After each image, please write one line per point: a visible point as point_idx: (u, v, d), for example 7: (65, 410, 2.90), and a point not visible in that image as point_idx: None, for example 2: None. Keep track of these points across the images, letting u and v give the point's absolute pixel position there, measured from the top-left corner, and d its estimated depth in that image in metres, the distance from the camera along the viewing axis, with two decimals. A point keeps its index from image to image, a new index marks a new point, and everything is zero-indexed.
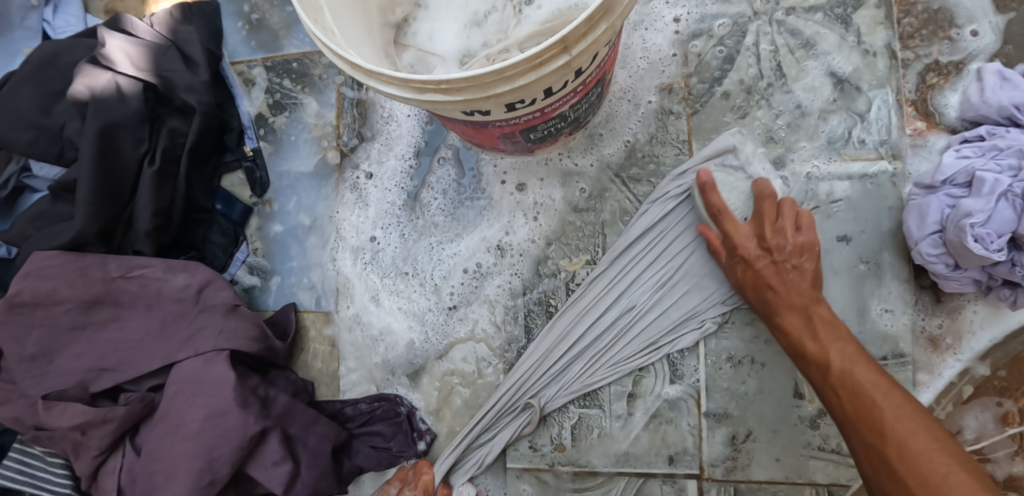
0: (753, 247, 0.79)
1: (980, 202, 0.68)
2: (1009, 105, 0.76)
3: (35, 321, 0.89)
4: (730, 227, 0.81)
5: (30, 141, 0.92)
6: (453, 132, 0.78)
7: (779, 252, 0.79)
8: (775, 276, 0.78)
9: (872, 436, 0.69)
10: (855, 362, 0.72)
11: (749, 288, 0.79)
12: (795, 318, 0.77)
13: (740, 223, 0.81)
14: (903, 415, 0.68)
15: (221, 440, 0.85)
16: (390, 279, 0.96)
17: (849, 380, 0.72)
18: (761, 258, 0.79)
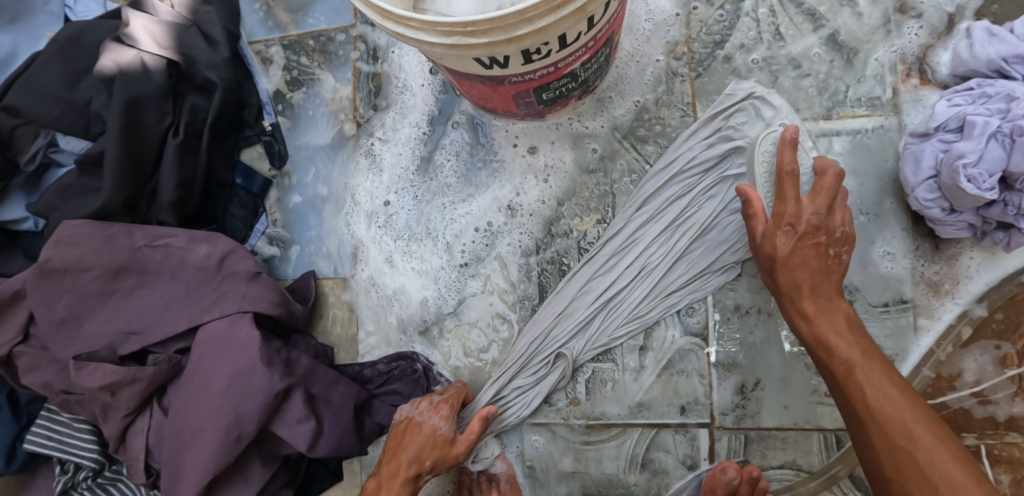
0: (805, 214, 0.78)
1: (971, 144, 0.72)
2: (997, 58, 0.80)
3: (64, 287, 0.92)
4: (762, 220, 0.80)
5: (57, 116, 0.96)
6: (472, 91, 0.82)
7: (828, 253, 0.78)
8: (801, 275, 0.77)
9: (897, 439, 0.69)
10: (883, 381, 0.71)
11: (782, 285, 0.79)
12: (836, 330, 0.76)
13: (788, 183, 0.78)
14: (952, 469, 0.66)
15: (248, 397, 0.87)
16: (403, 241, 0.99)
17: (881, 396, 0.71)
18: (810, 234, 0.78)
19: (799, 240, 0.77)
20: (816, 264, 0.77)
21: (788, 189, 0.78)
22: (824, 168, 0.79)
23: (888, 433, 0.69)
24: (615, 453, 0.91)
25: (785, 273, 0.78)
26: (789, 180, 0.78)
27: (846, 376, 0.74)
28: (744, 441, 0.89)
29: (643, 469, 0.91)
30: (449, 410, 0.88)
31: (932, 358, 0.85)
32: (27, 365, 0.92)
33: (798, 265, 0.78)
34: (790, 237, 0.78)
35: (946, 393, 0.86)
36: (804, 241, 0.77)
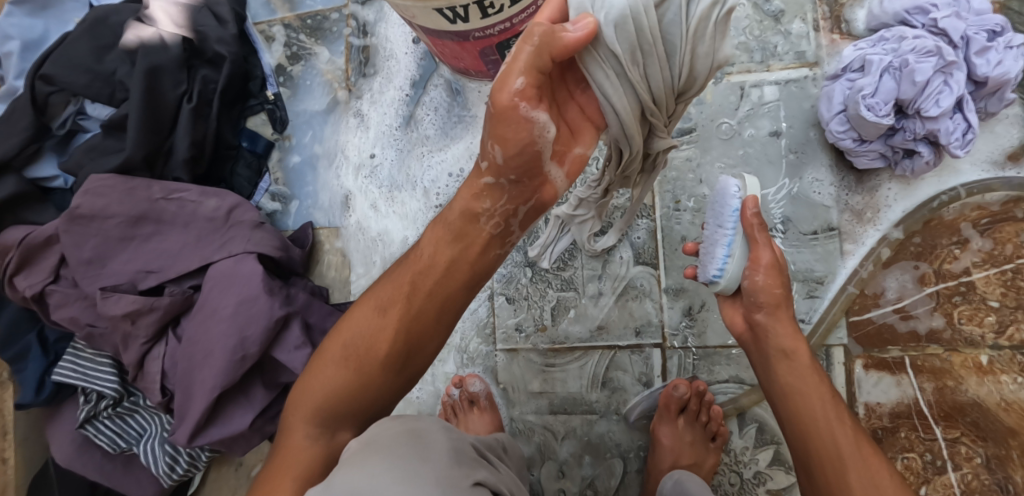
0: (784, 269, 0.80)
1: (870, 78, 0.83)
2: (901, 11, 0.92)
3: (91, 231, 1.05)
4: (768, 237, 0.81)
5: (86, 83, 1.10)
6: (444, 50, 0.95)
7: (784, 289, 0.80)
8: (773, 294, 0.79)
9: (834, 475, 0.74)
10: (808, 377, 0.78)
11: (767, 307, 0.80)
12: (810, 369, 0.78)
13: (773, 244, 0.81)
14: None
15: (252, 322, 0.99)
16: (386, 189, 1.13)
17: (849, 454, 0.74)
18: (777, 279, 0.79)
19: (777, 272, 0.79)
20: (775, 301, 0.79)
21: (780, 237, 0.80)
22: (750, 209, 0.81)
23: (835, 469, 0.74)
24: (578, 373, 1.02)
25: (770, 310, 0.80)
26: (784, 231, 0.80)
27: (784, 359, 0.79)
28: (692, 358, 0.99)
29: (603, 387, 1.01)
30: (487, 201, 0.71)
31: (857, 277, 0.96)
32: (57, 302, 1.05)
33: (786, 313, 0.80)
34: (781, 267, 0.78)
35: (871, 309, 0.96)
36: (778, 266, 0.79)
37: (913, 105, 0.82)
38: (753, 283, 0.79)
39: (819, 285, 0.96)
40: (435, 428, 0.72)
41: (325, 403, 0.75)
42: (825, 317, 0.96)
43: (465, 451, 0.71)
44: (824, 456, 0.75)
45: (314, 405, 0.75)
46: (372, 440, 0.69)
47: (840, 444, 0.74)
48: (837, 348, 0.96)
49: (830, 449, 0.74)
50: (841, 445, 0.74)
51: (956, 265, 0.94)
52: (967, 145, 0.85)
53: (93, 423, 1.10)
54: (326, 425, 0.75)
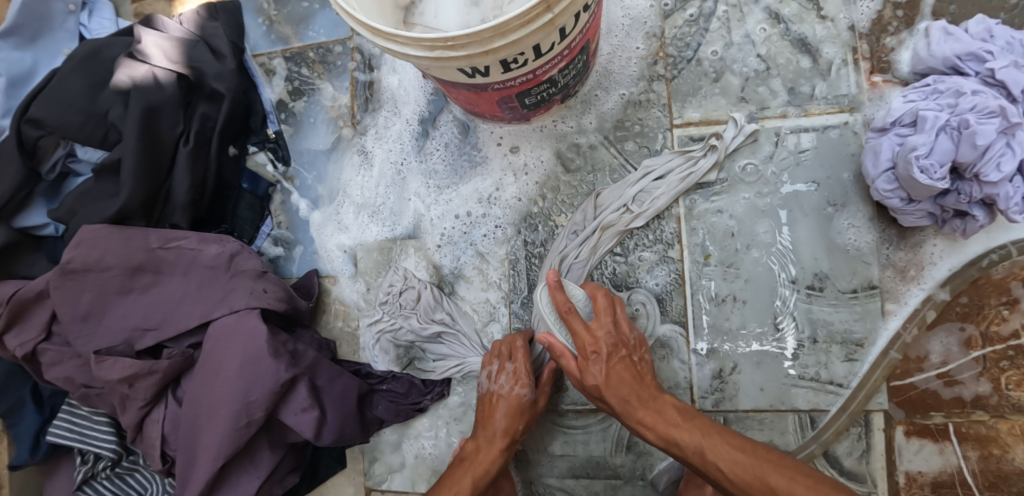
0: (617, 334, 0.87)
1: (924, 137, 0.77)
2: (951, 56, 0.85)
3: (85, 285, 0.99)
4: (578, 322, 0.87)
5: (79, 125, 1.03)
6: (458, 98, 0.88)
7: (633, 359, 0.87)
8: (626, 372, 0.85)
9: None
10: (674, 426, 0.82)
11: (607, 391, 0.85)
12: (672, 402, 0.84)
13: (594, 322, 0.87)
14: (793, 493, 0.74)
15: (257, 385, 0.93)
16: (388, 233, 1.07)
17: (739, 471, 0.77)
18: (614, 353, 0.86)
19: (608, 361, 0.85)
20: (635, 379, 0.85)
21: (603, 308, 0.88)
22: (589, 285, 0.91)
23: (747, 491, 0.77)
24: (601, 436, 0.97)
25: (610, 392, 0.85)
26: (604, 301, 0.88)
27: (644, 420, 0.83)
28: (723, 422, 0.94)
29: (628, 450, 0.96)
30: (524, 377, 0.92)
31: (899, 340, 0.90)
32: (50, 360, 0.99)
33: (618, 384, 0.85)
34: (608, 348, 0.86)
35: (913, 374, 0.90)
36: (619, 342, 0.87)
37: (972, 169, 0.76)
38: (596, 375, 0.85)
39: (858, 347, 0.91)
40: None
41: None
42: (865, 381, 0.91)
43: None
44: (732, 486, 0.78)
45: None
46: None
47: (729, 469, 0.78)
48: (876, 413, 0.91)
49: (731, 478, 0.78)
50: (727, 465, 0.78)
51: (1005, 327, 0.89)
52: None
53: (90, 483, 1.04)
54: None
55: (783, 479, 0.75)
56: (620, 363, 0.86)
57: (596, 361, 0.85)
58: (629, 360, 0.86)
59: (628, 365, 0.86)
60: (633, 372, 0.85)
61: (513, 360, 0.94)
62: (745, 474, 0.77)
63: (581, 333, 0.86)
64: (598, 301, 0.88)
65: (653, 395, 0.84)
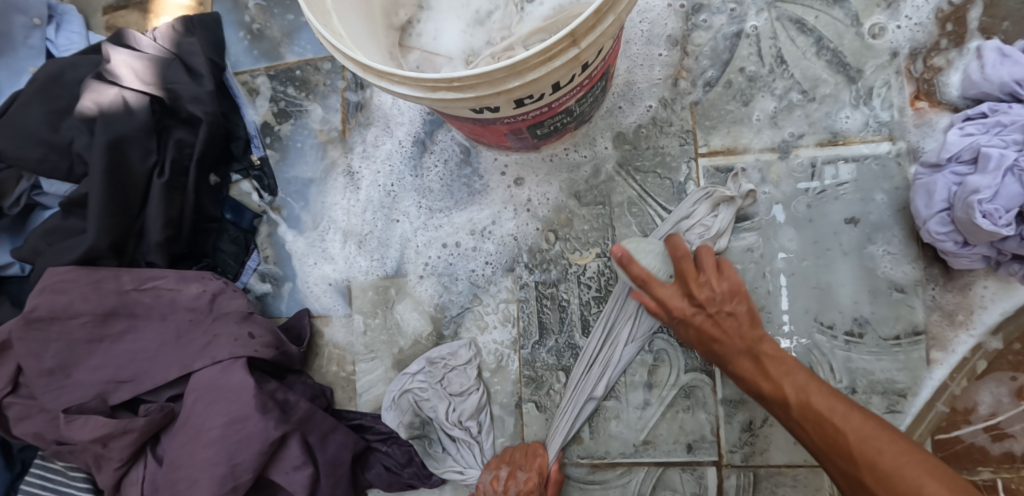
0: (701, 295, 0.76)
1: (985, 179, 0.69)
2: (1010, 81, 0.77)
3: (52, 335, 0.90)
4: (665, 286, 0.78)
5: (39, 158, 0.93)
6: (462, 130, 0.79)
7: (709, 313, 0.76)
8: (713, 328, 0.76)
9: (845, 464, 0.66)
10: (809, 393, 0.70)
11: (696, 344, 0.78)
12: (767, 348, 0.75)
13: (671, 286, 0.78)
14: (865, 435, 0.65)
15: (243, 445, 0.85)
16: (376, 262, 0.98)
17: (812, 411, 0.69)
18: (698, 313, 0.76)
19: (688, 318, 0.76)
20: (694, 333, 0.77)
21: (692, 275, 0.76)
22: (700, 248, 0.79)
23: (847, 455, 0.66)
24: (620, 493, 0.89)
25: (697, 332, 0.77)
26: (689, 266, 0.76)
27: (802, 402, 0.70)
28: (753, 478, 0.86)
29: None
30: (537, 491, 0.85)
31: (946, 391, 0.83)
32: (17, 415, 0.90)
33: (724, 322, 0.76)
34: (691, 311, 0.76)
35: (960, 427, 0.83)
36: (720, 307, 0.75)
37: None
38: (679, 326, 0.79)
39: (901, 398, 0.83)
40: None
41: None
42: (909, 434, 0.83)
43: None
44: (815, 445, 0.69)
45: None
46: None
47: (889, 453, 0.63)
48: None
49: (833, 454, 0.67)
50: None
51: None
52: None
53: None
54: None
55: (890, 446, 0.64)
56: (704, 323, 0.76)
57: (677, 322, 0.78)
58: (716, 318, 0.76)
59: (719, 323, 0.76)
60: (742, 326, 0.75)
61: (526, 467, 0.87)
62: (863, 442, 0.65)
63: (670, 299, 0.77)
64: (686, 264, 0.76)
65: (755, 342, 0.75)
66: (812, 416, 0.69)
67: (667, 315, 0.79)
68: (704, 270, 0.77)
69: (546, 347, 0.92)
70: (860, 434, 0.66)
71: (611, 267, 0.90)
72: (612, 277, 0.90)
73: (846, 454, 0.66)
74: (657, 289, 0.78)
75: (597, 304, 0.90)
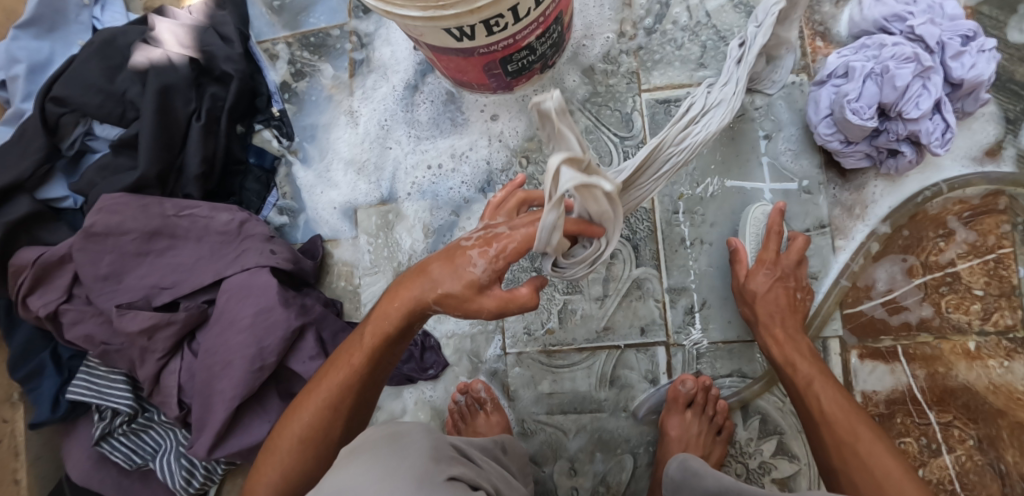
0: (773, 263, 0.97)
1: (854, 84, 0.88)
2: (879, 19, 0.97)
3: (107, 247, 1.06)
4: (766, 255, 0.98)
5: (97, 104, 1.11)
6: (449, 65, 0.99)
7: (795, 295, 0.96)
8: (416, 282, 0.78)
9: (834, 435, 0.84)
10: (815, 380, 0.88)
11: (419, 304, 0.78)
12: (778, 334, 0.94)
13: (767, 255, 0.98)
14: (840, 407, 0.85)
15: (270, 332, 1.01)
16: (369, 182, 1.18)
17: (812, 391, 0.88)
18: (774, 279, 0.96)
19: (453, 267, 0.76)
20: (785, 302, 0.95)
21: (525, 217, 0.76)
22: (795, 235, 0.99)
23: (834, 428, 0.84)
24: (586, 373, 1.05)
25: (761, 307, 0.95)
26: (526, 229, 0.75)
27: (806, 387, 0.89)
28: (695, 354, 1.03)
29: (611, 385, 1.04)
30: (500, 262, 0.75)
31: (849, 270, 1.00)
32: (72, 320, 1.06)
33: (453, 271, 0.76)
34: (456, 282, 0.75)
35: (863, 301, 1.00)
36: (777, 283, 0.96)
37: (895, 108, 0.87)
38: (744, 305, 0.98)
39: (813, 280, 1.01)
40: (416, 430, 0.75)
41: (301, 442, 0.81)
42: (821, 309, 1.01)
43: (444, 450, 0.73)
44: (820, 418, 0.86)
45: (293, 433, 0.82)
46: (356, 448, 0.72)
47: (827, 403, 0.86)
48: (833, 340, 1.01)
49: (821, 414, 0.86)
50: (863, 432, 0.82)
51: (942, 257, 0.99)
52: (946, 144, 0.90)
53: (109, 438, 1.11)
54: (310, 451, 0.81)
55: (853, 415, 0.84)
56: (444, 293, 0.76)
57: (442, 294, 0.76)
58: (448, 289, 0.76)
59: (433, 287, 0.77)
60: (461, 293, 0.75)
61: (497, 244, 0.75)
62: (839, 413, 0.85)
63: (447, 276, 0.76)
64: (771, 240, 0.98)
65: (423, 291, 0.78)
66: (826, 415, 0.85)
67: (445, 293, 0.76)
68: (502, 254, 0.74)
69: (521, 253, 1.09)
70: (838, 407, 0.85)
71: None
72: None
73: (824, 419, 0.85)
74: (765, 248, 0.98)
75: None
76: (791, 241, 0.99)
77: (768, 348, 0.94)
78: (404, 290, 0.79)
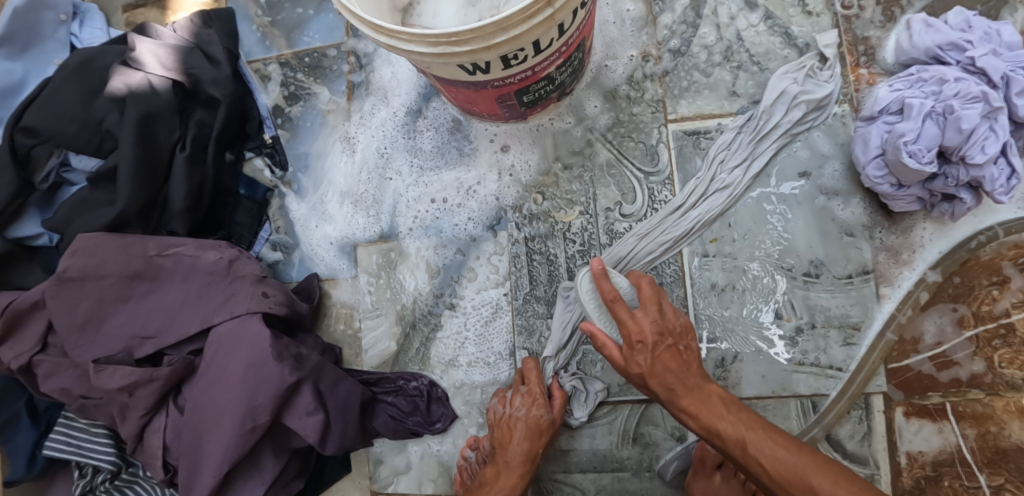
0: (653, 327, 0.82)
1: (911, 124, 0.80)
2: (933, 47, 0.88)
3: (83, 293, 0.97)
4: (638, 314, 0.83)
5: (72, 134, 1.01)
6: (457, 96, 0.89)
7: (680, 347, 0.83)
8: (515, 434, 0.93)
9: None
10: (745, 433, 0.79)
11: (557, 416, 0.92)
12: (711, 389, 0.82)
13: (641, 314, 0.83)
14: (811, 465, 0.75)
15: (261, 388, 0.92)
16: (366, 215, 1.08)
17: (764, 449, 0.77)
18: (660, 342, 0.82)
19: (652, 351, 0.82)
20: (672, 363, 0.82)
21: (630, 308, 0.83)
22: (639, 277, 0.86)
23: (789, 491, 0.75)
24: (607, 429, 0.97)
25: (656, 384, 0.83)
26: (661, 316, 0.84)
27: (744, 453, 0.78)
28: None
29: (635, 443, 0.96)
30: (542, 400, 0.93)
31: (894, 322, 0.92)
32: (46, 372, 0.97)
33: (673, 367, 0.82)
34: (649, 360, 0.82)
35: (909, 355, 0.92)
36: (654, 351, 0.82)
37: (958, 152, 0.79)
38: (633, 366, 0.84)
39: (856, 331, 0.93)
40: None
41: None
42: (864, 363, 0.93)
43: None
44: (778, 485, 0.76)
45: None
46: None
47: (772, 465, 0.76)
48: (876, 396, 0.93)
49: (773, 479, 0.76)
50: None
51: (996, 307, 0.91)
52: (1011, 191, 0.81)
53: None
54: None
55: (811, 468, 0.75)
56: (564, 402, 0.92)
57: (639, 376, 0.83)
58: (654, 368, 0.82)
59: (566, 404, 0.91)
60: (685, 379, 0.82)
61: (645, 307, 0.83)
62: (793, 472, 0.75)
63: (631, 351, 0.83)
64: (645, 291, 0.84)
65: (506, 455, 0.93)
66: (795, 474, 0.75)
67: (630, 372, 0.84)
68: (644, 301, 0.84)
69: (536, 298, 1.01)
70: (795, 467, 0.75)
71: (594, 224, 1.00)
72: (594, 233, 1.00)
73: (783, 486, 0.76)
74: (619, 319, 0.83)
75: (582, 256, 1.00)
76: (636, 288, 0.86)
77: (682, 419, 0.83)
78: (513, 443, 0.93)
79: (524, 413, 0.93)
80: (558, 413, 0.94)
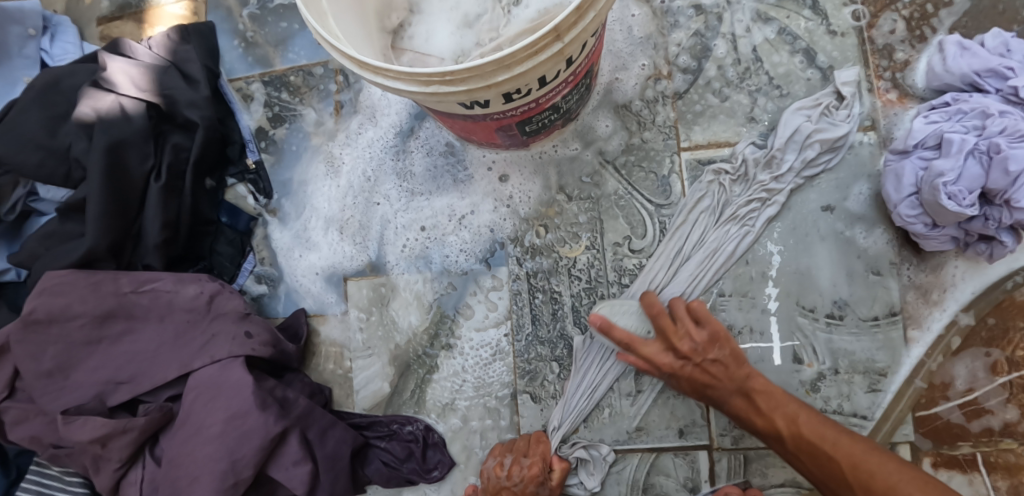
0: (683, 347, 0.85)
1: (951, 162, 0.74)
2: (970, 72, 0.81)
3: (51, 337, 0.90)
4: (649, 345, 0.86)
5: (37, 163, 0.94)
6: (454, 127, 0.82)
7: None
8: None
9: (818, 461, 0.79)
10: (799, 421, 0.80)
11: (690, 392, 0.86)
12: (756, 385, 0.83)
13: (655, 343, 0.86)
14: (820, 428, 0.79)
15: (243, 441, 0.85)
16: (350, 242, 1.02)
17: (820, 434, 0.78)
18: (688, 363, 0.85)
19: (692, 363, 0.84)
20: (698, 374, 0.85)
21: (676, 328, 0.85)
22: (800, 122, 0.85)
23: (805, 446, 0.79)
24: (615, 479, 0.91)
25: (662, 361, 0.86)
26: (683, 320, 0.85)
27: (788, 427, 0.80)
28: (742, 460, 0.89)
29: (644, 493, 0.90)
30: (541, 475, 0.87)
31: (923, 367, 0.86)
32: (14, 419, 0.89)
33: (715, 372, 0.84)
34: (679, 364, 0.85)
35: (939, 403, 0.86)
36: None
37: (1002, 195, 0.73)
38: (671, 381, 0.87)
39: (882, 377, 0.87)
40: None
41: None
42: (890, 411, 0.87)
43: None
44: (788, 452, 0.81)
45: None
46: None
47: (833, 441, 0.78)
48: (902, 446, 0.86)
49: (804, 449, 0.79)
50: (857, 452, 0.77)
51: None
52: None
53: None
54: None
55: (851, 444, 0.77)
56: (692, 373, 0.85)
57: (670, 376, 0.86)
58: (702, 367, 0.84)
59: (704, 371, 0.84)
60: (728, 369, 0.84)
61: (529, 454, 0.89)
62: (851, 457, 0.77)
63: (658, 354, 0.86)
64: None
65: None
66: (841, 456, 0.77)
67: (659, 371, 0.86)
68: (680, 321, 0.86)
69: (539, 337, 0.94)
70: (849, 447, 0.77)
71: (600, 259, 0.94)
72: (602, 269, 0.93)
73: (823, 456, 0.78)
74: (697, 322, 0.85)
75: (588, 293, 0.94)
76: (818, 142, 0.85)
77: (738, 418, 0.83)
78: None
79: (523, 490, 0.87)
80: (556, 487, 0.89)
